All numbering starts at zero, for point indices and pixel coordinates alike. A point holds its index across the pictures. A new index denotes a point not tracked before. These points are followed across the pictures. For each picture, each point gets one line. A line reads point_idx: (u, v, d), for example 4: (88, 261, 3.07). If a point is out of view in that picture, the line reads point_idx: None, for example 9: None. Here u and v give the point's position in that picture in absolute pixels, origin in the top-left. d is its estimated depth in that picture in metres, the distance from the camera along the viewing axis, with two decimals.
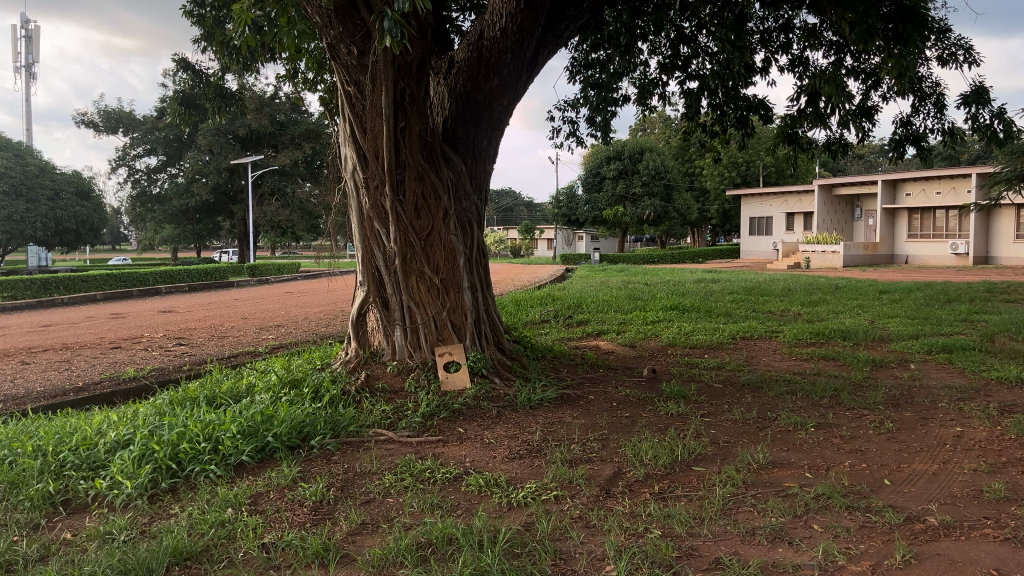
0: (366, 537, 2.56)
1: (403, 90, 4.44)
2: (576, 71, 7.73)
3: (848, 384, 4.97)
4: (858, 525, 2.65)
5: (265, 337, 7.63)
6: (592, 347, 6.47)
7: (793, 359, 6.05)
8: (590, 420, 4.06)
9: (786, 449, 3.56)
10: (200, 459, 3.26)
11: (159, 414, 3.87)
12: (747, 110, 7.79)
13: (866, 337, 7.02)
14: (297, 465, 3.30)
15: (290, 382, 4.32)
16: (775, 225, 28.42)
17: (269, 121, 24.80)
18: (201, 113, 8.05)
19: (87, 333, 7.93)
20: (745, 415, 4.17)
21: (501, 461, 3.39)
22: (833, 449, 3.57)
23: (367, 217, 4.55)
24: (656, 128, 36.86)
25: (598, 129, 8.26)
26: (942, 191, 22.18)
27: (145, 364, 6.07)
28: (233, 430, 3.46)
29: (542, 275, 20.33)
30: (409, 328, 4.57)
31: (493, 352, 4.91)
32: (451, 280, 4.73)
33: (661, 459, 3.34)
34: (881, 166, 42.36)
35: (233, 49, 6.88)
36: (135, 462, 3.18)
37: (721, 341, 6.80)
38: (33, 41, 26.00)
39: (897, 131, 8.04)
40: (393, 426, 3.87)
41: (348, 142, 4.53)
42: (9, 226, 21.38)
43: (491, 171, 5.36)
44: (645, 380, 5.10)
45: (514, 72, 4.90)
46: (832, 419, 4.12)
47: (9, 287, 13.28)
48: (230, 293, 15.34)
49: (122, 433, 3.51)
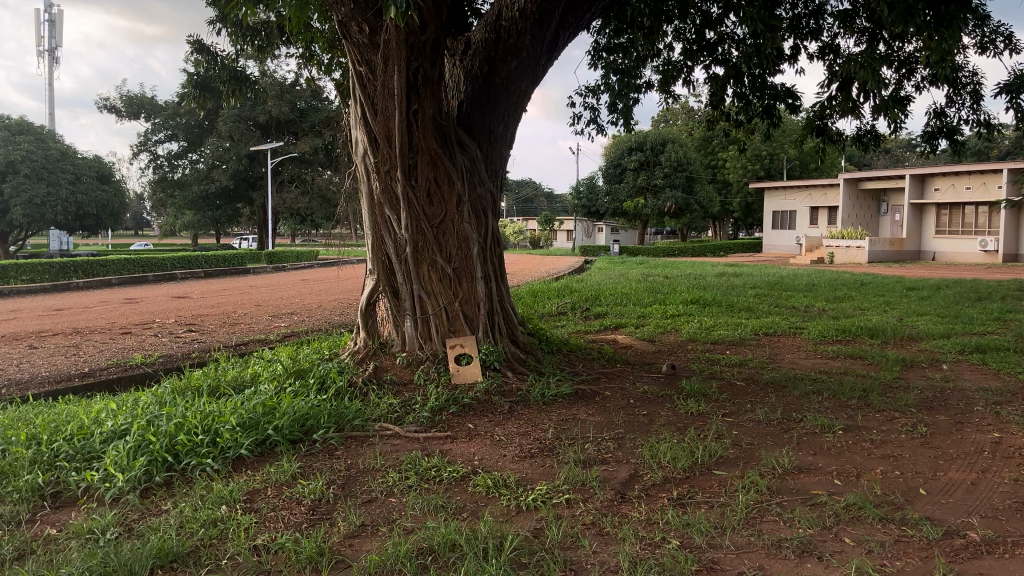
0: (365, 539, 2.41)
1: (417, 71, 4.27)
2: (597, 56, 7.51)
3: (877, 385, 4.74)
4: (894, 538, 2.46)
5: (277, 325, 7.51)
6: (609, 341, 6.28)
7: (818, 357, 5.84)
8: (606, 417, 3.89)
9: (812, 453, 3.37)
10: (197, 452, 3.13)
11: (159, 403, 3.74)
12: (773, 100, 7.55)
13: (895, 335, 6.78)
14: (297, 460, 3.15)
15: (296, 372, 4.19)
16: (798, 219, 28.00)
17: (290, 108, 24.73)
18: (217, 97, 7.93)
19: (99, 317, 7.86)
20: (769, 415, 3.98)
21: (511, 460, 3.23)
22: (863, 455, 3.37)
23: (378, 202, 4.40)
24: (679, 119, 36.41)
25: (619, 116, 8.04)
26: (972, 186, 21.68)
27: (154, 350, 5.97)
28: (232, 422, 3.32)
29: (562, 270, 17.88)
30: (419, 319, 4.42)
31: (507, 345, 4.74)
32: (464, 270, 4.56)
33: (680, 461, 3.16)
34: (908, 160, 41.69)
35: (247, 30, 6.73)
36: (130, 454, 3.05)
37: (743, 337, 6.59)
38: (55, 26, 26.08)
39: (930, 123, 7.76)
40: (399, 421, 3.72)
41: (359, 123, 4.37)
42: (30, 209, 21.46)
43: (508, 157, 5.18)
44: (664, 377, 4.90)
45: (533, 54, 4.74)
46: (861, 422, 3.91)
47: (28, 271, 13.33)
48: (246, 280, 15.29)
49: (119, 423, 3.38)
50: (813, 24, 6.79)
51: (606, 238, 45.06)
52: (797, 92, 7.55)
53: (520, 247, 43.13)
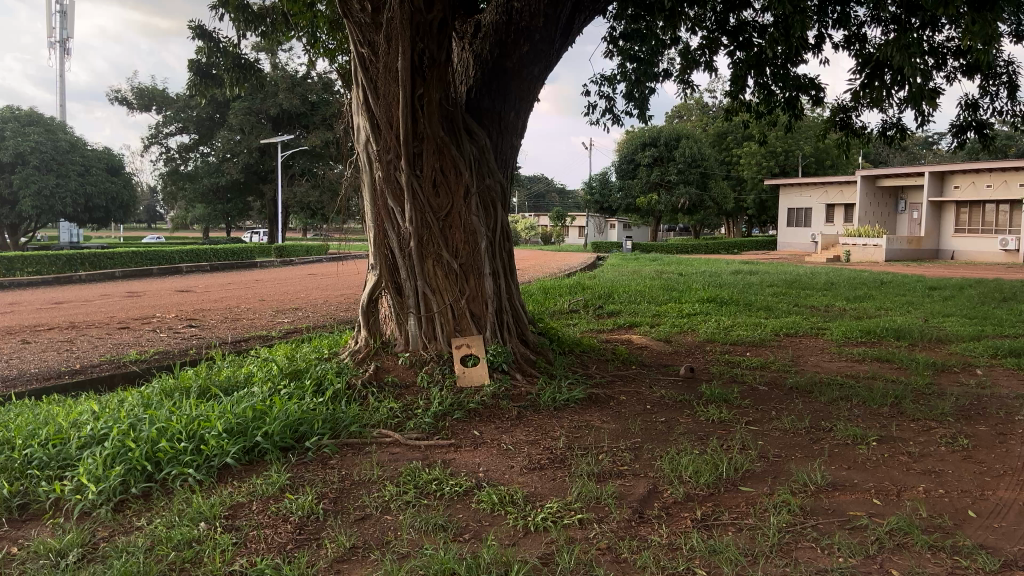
0: (354, 565, 2.17)
1: (422, 53, 4.05)
2: (613, 44, 7.27)
3: (909, 392, 4.44)
4: (947, 571, 2.19)
5: (280, 320, 7.29)
6: (623, 341, 6.01)
7: (843, 360, 5.55)
8: (621, 425, 3.63)
9: (846, 467, 3.10)
10: (179, 461, 2.90)
11: (144, 405, 3.51)
12: (796, 91, 7.24)
13: (922, 337, 6.49)
14: (287, 470, 2.91)
15: (292, 374, 3.95)
16: (814, 217, 27.60)
17: (301, 101, 24.59)
18: (220, 85, 7.72)
19: (98, 311, 7.65)
20: (796, 424, 3.71)
21: (519, 472, 2.97)
22: (902, 470, 3.09)
23: (380, 192, 4.15)
24: (693, 115, 36.06)
25: (635, 107, 7.77)
26: (992, 185, 21.31)
27: (150, 346, 5.75)
28: (218, 428, 3.08)
29: (568, 270, 16.08)
30: (423, 317, 4.17)
31: (517, 345, 4.48)
32: (472, 265, 4.31)
33: (703, 477, 2.89)
34: (925, 158, 41.16)
35: (249, 15, 6.48)
36: (106, 463, 2.83)
37: (763, 338, 6.31)
38: (67, 17, 26.06)
39: (960, 117, 7.42)
40: (400, 428, 3.46)
41: (360, 109, 4.14)
42: (40, 200, 21.38)
43: (520, 148, 4.92)
44: (682, 381, 4.63)
45: (546, 38, 4.49)
46: (895, 432, 3.63)
47: (33, 263, 13.16)
48: (254, 273, 15.11)
49: (98, 427, 3.15)
50: (838, 11, 6.52)
51: (619, 236, 44.86)
52: (821, 83, 7.25)
53: (531, 243, 42.95)
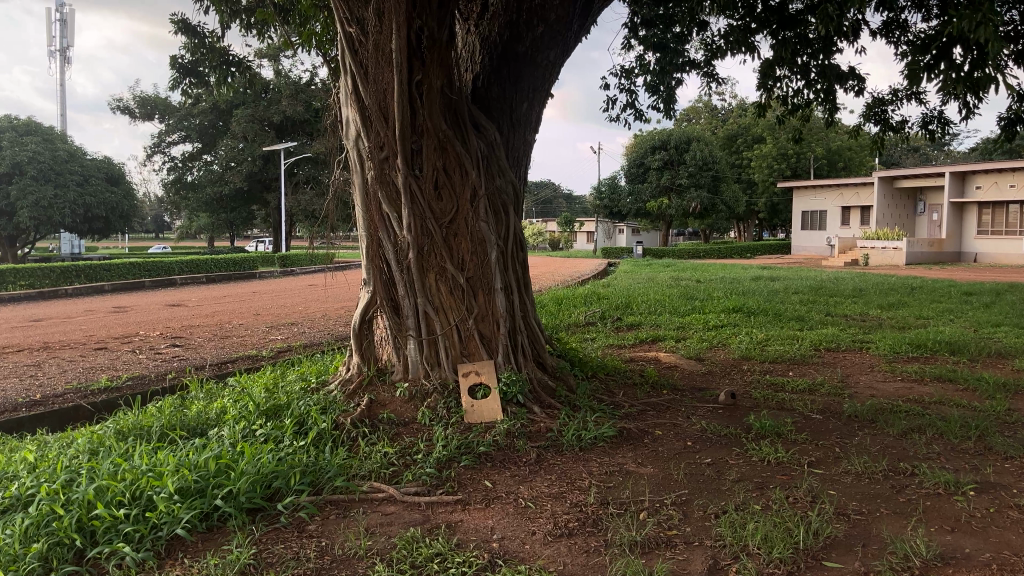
0: None
1: (420, 31, 3.50)
2: (632, 32, 6.70)
3: (992, 421, 3.81)
4: None
5: (273, 338, 6.70)
6: (650, 360, 5.39)
7: (899, 380, 4.91)
8: (662, 470, 3.02)
9: (950, 530, 2.49)
10: (118, 531, 2.31)
11: (91, 453, 2.93)
12: (834, 82, 6.65)
13: (979, 350, 5.85)
14: (251, 543, 2.32)
15: (270, 410, 3.36)
16: (829, 220, 26.91)
17: (304, 107, 24.08)
18: (206, 84, 7.11)
19: (77, 330, 7.09)
20: (869, 467, 3.09)
21: (543, 542, 2.37)
22: (1017, 532, 2.48)
23: (373, 195, 3.59)
24: (702, 117, 35.51)
25: (661, 100, 7.20)
26: (1016, 185, 20.59)
27: (125, 371, 5.18)
28: (170, 487, 2.48)
29: (589, 270, 18.77)
30: (424, 340, 3.59)
31: (533, 369, 3.88)
32: (481, 279, 3.72)
33: (776, 547, 2.29)
34: (938, 159, 40.48)
35: (236, 6, 5.94)
36: (24, 537, 2.23)
37: (805, 354, 5.69)
38: (67, 25, 25.74)
39: (1011, 107, 6.80)
40: (395, 480, 2.86)
41: (350, 98, 3.59)
42: (37, 211, 20.90)
43: (533, 144, 4.35)
44: (724, 409, 4.02)
45: (563, 15, 3.92)
46: (992, 477, 3.02)
47: (26, 276, 12.69)
48: (254, 285, 14.59)
49: (26, 486, 2.56)
50: None
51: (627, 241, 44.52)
52: (860, 73, 6.68)
53: (539, 249, 42.45)
